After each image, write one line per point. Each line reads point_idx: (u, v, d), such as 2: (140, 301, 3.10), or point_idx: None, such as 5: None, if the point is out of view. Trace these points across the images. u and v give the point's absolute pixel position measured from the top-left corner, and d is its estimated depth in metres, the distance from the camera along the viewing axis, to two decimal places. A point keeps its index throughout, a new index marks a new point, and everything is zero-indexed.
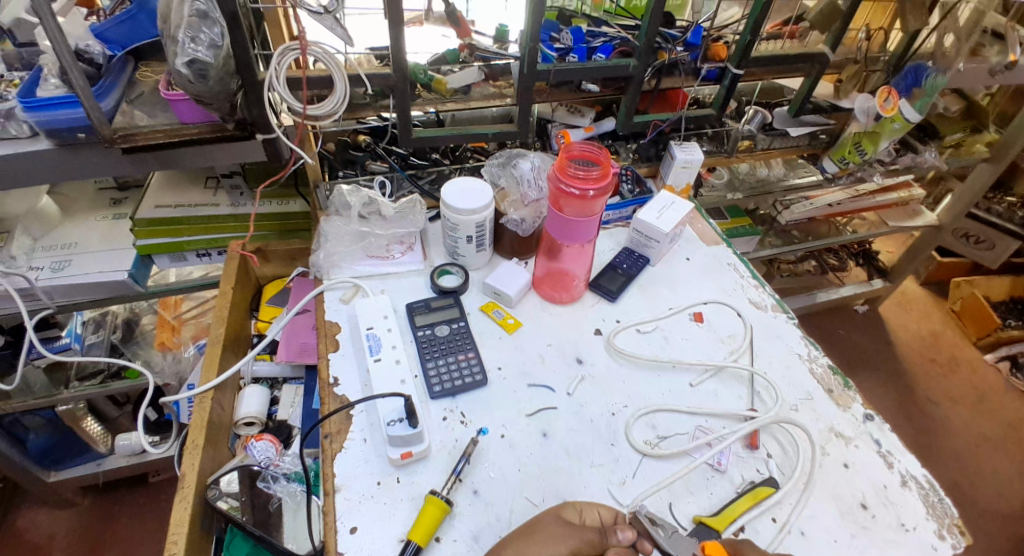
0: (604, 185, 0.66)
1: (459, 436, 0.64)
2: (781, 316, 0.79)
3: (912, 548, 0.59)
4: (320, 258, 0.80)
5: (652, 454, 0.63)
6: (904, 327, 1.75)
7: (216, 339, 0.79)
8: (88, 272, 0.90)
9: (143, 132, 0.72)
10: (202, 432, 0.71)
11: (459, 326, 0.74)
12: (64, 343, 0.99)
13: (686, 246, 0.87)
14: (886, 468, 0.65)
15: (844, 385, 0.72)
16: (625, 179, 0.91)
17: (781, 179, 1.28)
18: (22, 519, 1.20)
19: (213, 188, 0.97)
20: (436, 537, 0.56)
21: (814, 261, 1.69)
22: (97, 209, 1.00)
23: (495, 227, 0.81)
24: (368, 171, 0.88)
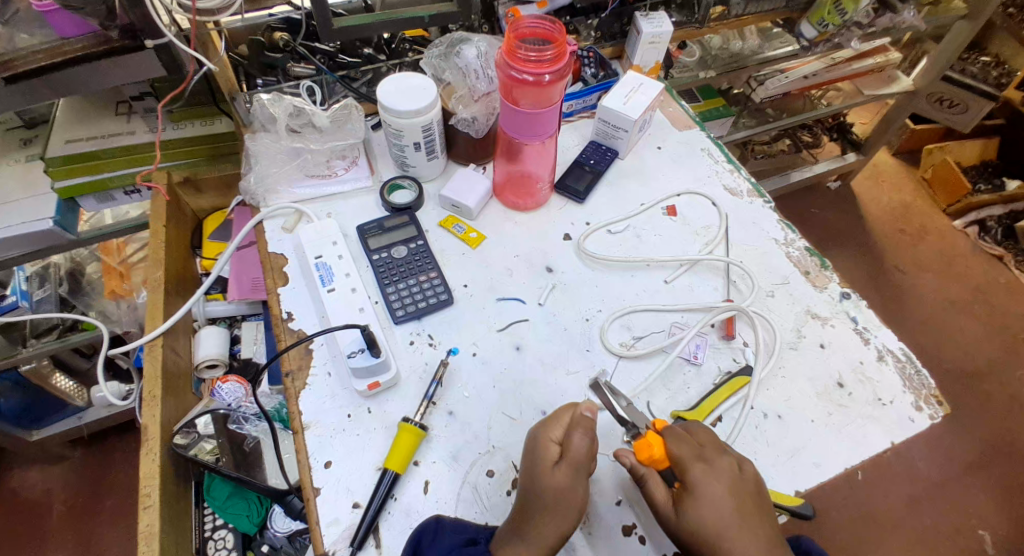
0: (561, 67, 0.58)
1: (429, 359, 0.61)
2: (758, 201, 0.74)
3: (888, 421, 0.59)
4: (251, 184, 0.72)
5: (628, 355, 0.61)
6: (876, 201, 1.74)
7: (155, 285, 0.72)
8: (10, 224, 0.80)
9: (19, 58, 0.61)
10: (158, 382, 0.66)
11: (418, 245, 0.68)
12: (11, 302, 0.92)
13: (657, 133, 0.80)
14: (863, 345, 0.64)
15: (821, 266, 0.69)
16: (586, 61, 0.81)
17: (755, 52, 1.20)
18: (14, 479, 1.19)
19: (125, 114, 0.84)
20: (414, 461, 0.54)
21: (789, 139, 1.62)
22: (6, 152, 0.86)
23: (445, 130, 0.72)
24: (291, 75, 0.77)
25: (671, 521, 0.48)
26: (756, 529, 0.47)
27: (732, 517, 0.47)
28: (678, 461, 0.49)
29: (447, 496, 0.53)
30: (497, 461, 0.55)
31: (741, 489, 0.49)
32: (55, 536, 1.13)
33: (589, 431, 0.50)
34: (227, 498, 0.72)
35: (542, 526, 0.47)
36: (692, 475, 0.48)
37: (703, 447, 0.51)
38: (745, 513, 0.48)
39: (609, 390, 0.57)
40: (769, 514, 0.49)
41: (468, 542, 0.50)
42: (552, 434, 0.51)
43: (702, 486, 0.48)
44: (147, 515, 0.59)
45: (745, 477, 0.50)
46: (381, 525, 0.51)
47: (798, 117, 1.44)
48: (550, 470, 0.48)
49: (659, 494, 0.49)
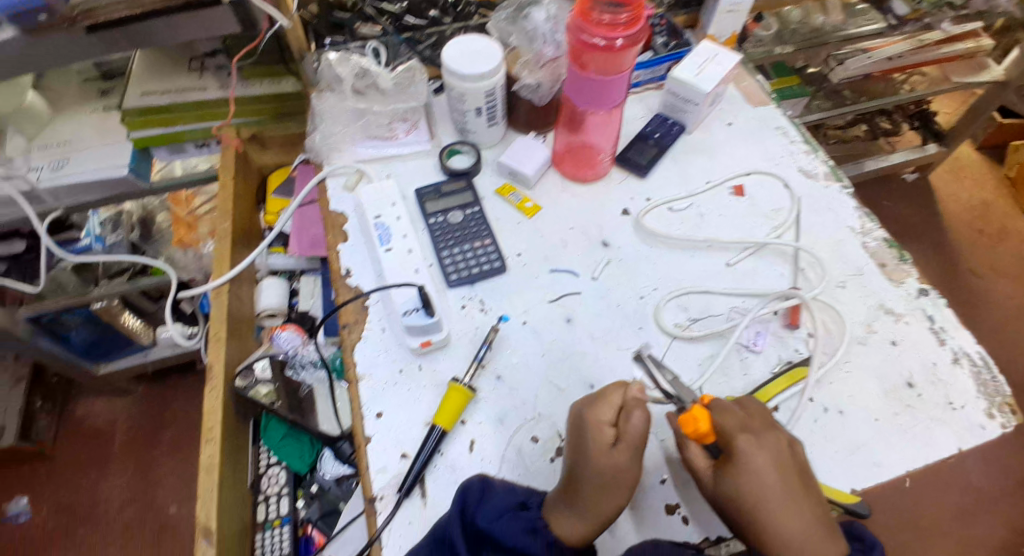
0: (635, 32, 0.55)
1: (480, 324, 0.61)
2: (834, 186, 0.70)
3: (957, 426, 0.56)
4: (316, 141, 0.73)
5: (682, 336, 0.60)
6: (954, 197, 1.62)
7: (223, 237, 0.75)
8: (88, 170, 0.85)
9: (105, 7, 0.64)
10: (224, 325, 0.70)
11: (474, 211, 0.68)
12: (86, 244, 0.98)
13: (728, 108, 0.77)
14: (937, 345, 0.60)
15: (899, 259, 0.65)
16: (660, 30, 0.78)
17: (838, 29, 1.12)
18: (84, 408, 1.28)
19: (198, 71, 0.86)
20: (461, 420, 0.55)
21: (865, 125, 1.53)
22: (86, 101, 0.91)
23: (508, 96, 0.71)
24: (358, 36, 0.77)
25: (710, 487, 0.48)
26: (801, 506, 0.45)
27: (775, 491, 0.45)
28: (722, 433, 0.48)
29: (491, 456, 0.54)
30: (543, 428, 0.55)
31: (787, 465, 0.46)
32: (116, 463, 1.22)
33: (645, 411, 0.48)
34: (282, 438, 0.75)
35: (598, 503, 0.46)
36: (735, 446, 0.47)
37: (750, 419, 0.49)
38: (790, 487, 0.45)
39: (653, 362, 0.58)
40: (817, 494, 0.47)
41: (520, 506, 0.49)
42: (603, 416, 0.49)
43: (745, 457, 0.46)
44: (209, 448, 0.63)
45: (794, 455, 0.47)
46: (427, 476, 0.52)
47: (880, 101, 1.33)
48: (607, 453, 0.47)
49: (699, 462, 0.49)
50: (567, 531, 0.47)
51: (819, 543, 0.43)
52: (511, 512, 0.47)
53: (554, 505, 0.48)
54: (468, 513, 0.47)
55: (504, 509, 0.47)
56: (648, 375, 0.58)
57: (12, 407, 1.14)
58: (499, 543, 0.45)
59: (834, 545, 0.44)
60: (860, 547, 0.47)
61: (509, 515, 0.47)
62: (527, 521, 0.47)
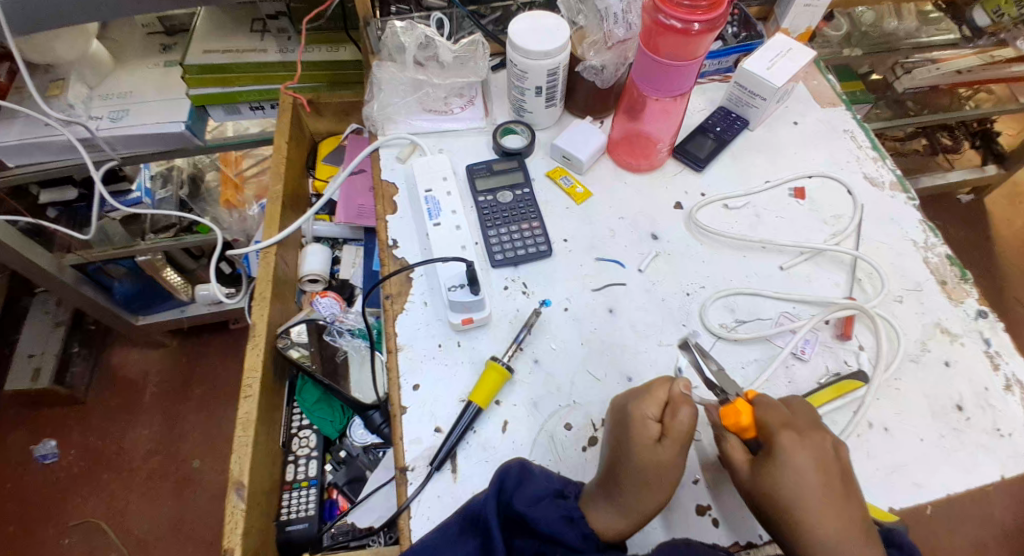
0: (714, 17, 0.53)
1: (521, 307, 0.61)
2: (900, 196, 0.67)
3: (1004, 454, 0.54)
4: (373, 110, 0.74)
5: (728, 337, 0.58)
6: (1010, 222, 1.55)
7: (275, 197, 0.76)
8: (146, 123, 0.86)
9: None
10: (270, 285, 0.71)
11: (524, 193, 0.67)
12: (136, 197, 1.01)
13: (795, 106, 0.74)
14: (990, 370, 0.58)
15: (961, 277, 0.62)
16: (730, 18, 0.75)
17: (910, 35, 1.08)
18: (117, 357, 1.33)
19: (259, 32, 0.88)
20: (496, 400, 0.56)
21: (925, 139, 1.50)
22: (148, 55, 0.92)
23: (569, 77, 0.70)
24: (423, 6, 0.76)
25: (746, 482, 0.47)
26: (842, 510, 0.44)
27: (815, 490, 0.44)
28: (763, 428, 0.47)
29: (524, 439, 0.54)
30: (576, 416, 0.55)
31: (829, 467, 0.45)
32: (144, 414, 1.26)
33: (694, 409, 0.47)
34: (315, 402, 0.77)
35: (639, 498, 0.46)
36: (776, 441, 0.46)
37: (795, 418, 0.48)
38: (830, 488, 0.44)
39: (700, 351, 0.57)
40: (859, 501, 0.45)
41: (558, 494, 0.48)
42: (648, 410, 0.48)
43: (785, 453, 0.45)
44: (247, 403, 0.64)
45: (839, 459, 0.46)
46: (459, 452, 0.53)
47: (944, 116, 1.28)
48: (651, 448, 0.46)
49: (737, 456, 0.49)
50: (607, 524, 0.47)
51: (858, 549, 0.42)
52: (550, 499, 0.47)
53: (592, 498, 0.48)
54: (504, 497, 0.46)
55: (541, 496, 0.47)
56: (693, 363, 0.57)
57: (51, 351, 1.20)
58: (536, 529, 0.45)
59: (874, 552, 0.42)
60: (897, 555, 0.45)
61: (548, 501, 0.47)
62: (565, 509, 0.46)
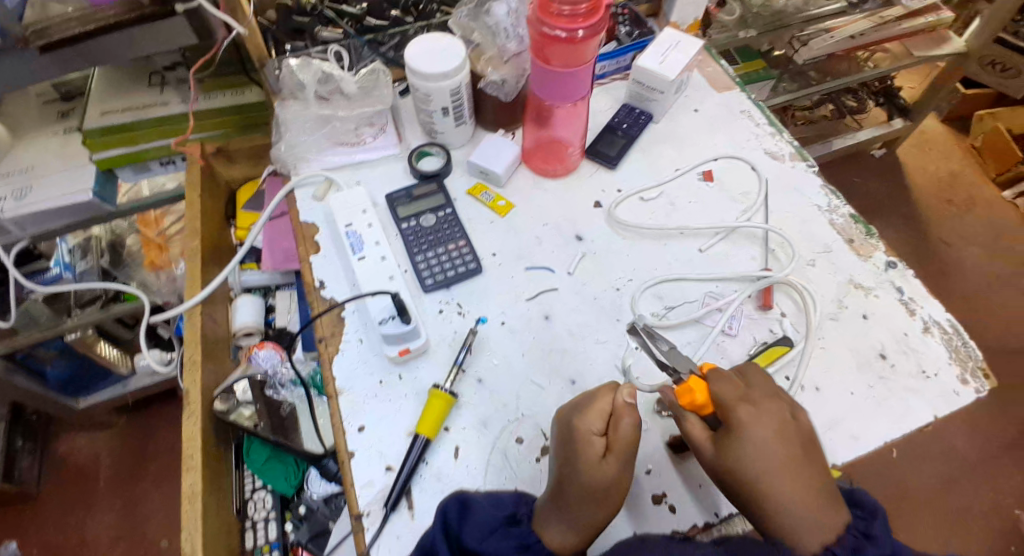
0: (595, 23, 0.55)
1: (458, 328, 0.61)
2: (800, 165, 0.71)
3: (932, 393, 0.57)
4: (281, 151, 0.72)
5: (660, 325, 0.60)
6: (922, 169, 1.65)
7: (193, 254, 0.74)
8: (52, 196, 0.81)
9: (55, 24, 0.62)
10: (198, 347, 0.69)
11: (447, 213, 0.67)
12: (55, 274, 0.95)
13: (694, 95, 0.77)
14: (908, 316, 0.61)
15: (866, 234, 0.66)
16: (622, 20, 0.78)
17: (801, 9, 1.13)
18: (65, 445, 1.25)
19: (159, 85, 0.83)
20: (445, 427, 0.55)
21: (832, 105, 1.55)
22: (45, 125, 0.87)
23: (473, 94, 0.71)
24: (319, 40, 0.77)
25: (707, 458, 0.48)
26: (806, 478, 0.45)
27: (778, 460, 0.45)
28: (721, 405, 0.49)
29: (477, 462, 0.54)
30: (526, 428, 0.55)
31: (789, 435, 0.47)
32: (102, 499, 1.20)
33: (635, 417, 0.49)
34: (265, 461, 0.76)
35: (589, 514, 0.46)
36: (736, 417, 0.47)
37: (750, 394, 0.50)
38: (793, 455, 0.46)
39: (647, 333, 0.59)
40: (820, 460, 0.48)
41: (510, 520, 0.48)
42: (592, 425, 0.49)
43: (746, 427, 0.47)
44: (190, 475, 0.62)
45: (797, 425, 0.48)
46: (413, 488, 0.52)
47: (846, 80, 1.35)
48: (597, 463, 0.47)
49: (697, 433, 0.49)
50: (560, 545, 0.46)
51: (822, 513, 0.44)
52: (501, 529, 0.46)
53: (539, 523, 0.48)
54: (451, 532, 0.46)
55: (494, 526, 0.46)
56: (642, 346, 0.59)
57: None
58: None
59: (834, 512, 0.44)
60: (860, 513, 0.46)
61: (500, 532, 0.46)
62: (520, 538, 0.46)
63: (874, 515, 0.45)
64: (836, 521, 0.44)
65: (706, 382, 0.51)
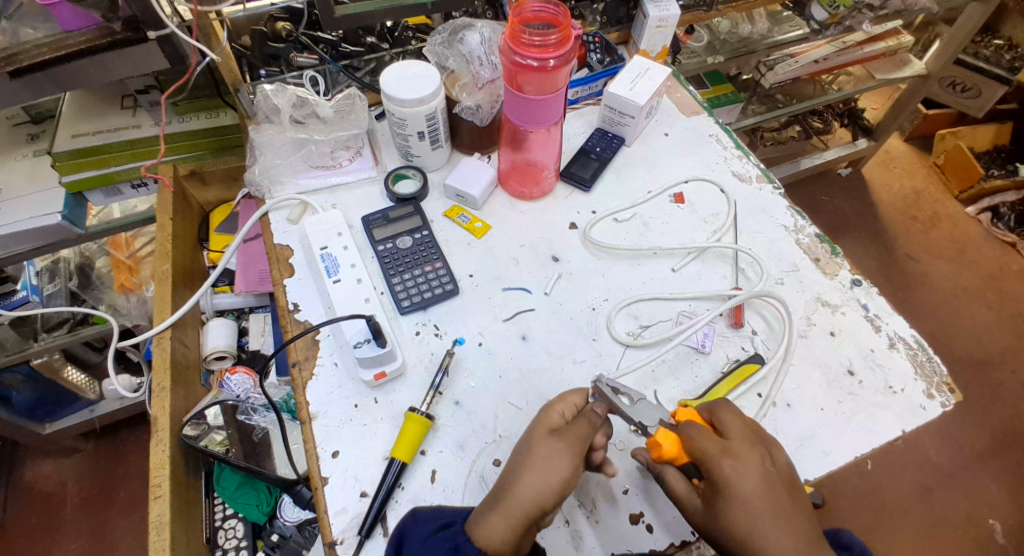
0: (565, 52, 0.57)
1: (435, 349, 0.61)
2: (767, 187, 0.74)
3: (899, 408, 0.58)
4: (256, 174, 0.72)
5: (635, 344, 0.61)
6: (887, 187, 1.71)
7: (164, 279, 0.73)
8: (17, 219, 0.79)
9: (25, 51, 0.61)
10: (167, 373, 0.67)
11: (423, 235, 0.68)
12: (22, 296, 0.91)
13: (664, 119, 0.80)
14: (873, 332, 0.63)
15: (832, 253, 0.68)
16: (593, 47, 0.81)
17: (765, 36, 1.17)
18: (30, 471, 1.20)
19: (132, 109, 0.83)
20: (421, 451, 0.55)
21: (798, 126, 1.60)
22: (14, 148, 0.85)
23: (449, 119, 0.72)
24: (294, 66, 0.76)
25: (698, 516, 0.48)
26: (791, 526, 0.46)
27: (768, 513, 0.46)
28: (703, 460, 0.48)
29: (454, 486, 0.53)
30: (504, 450, 0.55)
31: (772, 485, 0.47)
32: (68, 528, 1.15)
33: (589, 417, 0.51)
34: (237, 488, 0.75)
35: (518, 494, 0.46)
36: (720, 472, 0.47)
37: (733, 439, 0.49)
38: (779, 508, 0.47)
39: (611, 390, 0.55)
40: (801, 502, 0.48)
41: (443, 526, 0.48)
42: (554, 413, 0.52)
43: (732, 484, 0.47)
44: (158, 505, 0.61)
45: (777, 468, 0.49)
46: (389, 514, 0.51)
47: (811, 102, 1.41)
48: (545, 439, 0.49)
49: (679, 488, 0.49)
50: (487, 532, 0.45)
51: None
52: (433, 537, 0.46)
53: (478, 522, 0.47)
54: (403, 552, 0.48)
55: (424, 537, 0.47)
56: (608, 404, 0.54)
57: None
58: None
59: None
60: None
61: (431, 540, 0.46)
62: (449, 541, 0.45)
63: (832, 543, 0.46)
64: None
65: (682, 438, 0.50)
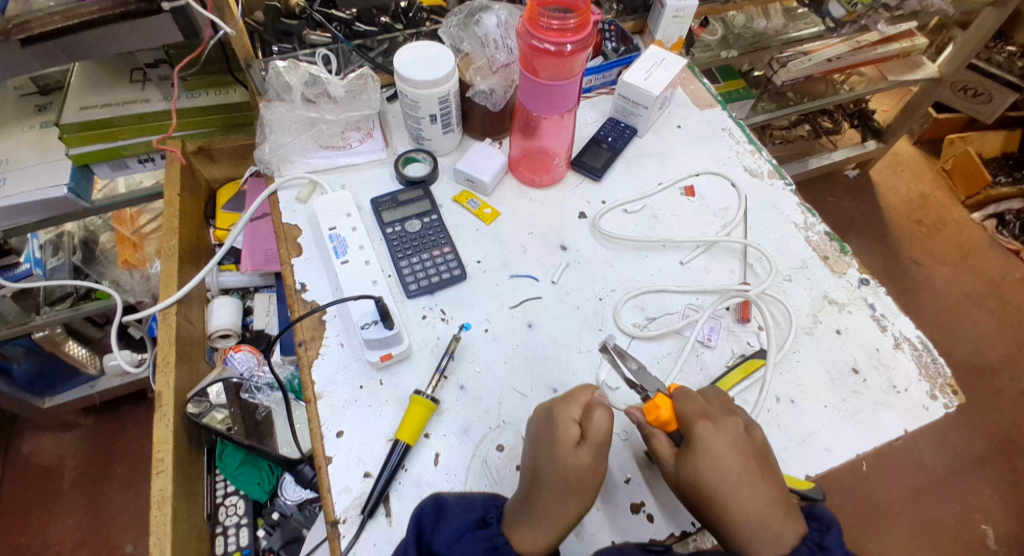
0: (583, 38, 0.57)
1: (441, 334, 0.61)
2: (778, 183, 0.73)
3: (902, 408, 0.59)
4: (266, 152, 0.72)
5: (640, 336, 0.61)
6: (894, 191, 1.70)
7: (170, 255, 0.73)
8: (23, 190, 0.79)
9: (37, 18, 0.60)
10: (172, 348, 0.68)
11: (431, 220, 0.67)
12: (25, 269, 0.91)
13: (677, 111, 0.79)
14: (879, 332, 0.63)
15: (841, 251, 0.68)
16: (609, 35, 0.80)
17: (779, 32, 1.16)
18: (29, 444, 1.21)
19: (140, 82, 0.82)
20: (425, 433, 0.55)
21: (808, 125, 1.60)
22: (21, 119, 0.85)
23: (461, 104, 0.71)
24: (307, 44, 0.76)
25: (672, 475, 0.49)
26: (756, 489, 0.47)
27: (735, 473, 0.47)
28: (682, 420, 0.50)
29: (457, 470, 0.53)
30: (507, 436, 0.55)
31: (744, 451, 0.48)
32: (66, 502, 1.15)
33: (608, 411, 0.50)
34: (238, 465, 0.75)
35: (563, 507, 0.47)
36: (694, 429, 0.49)
37: (709, 406, 0.51)
38: (747, 472, 0.47)
39: (617, 353, 0.57)
40: (774, 473, 0.49)
41: (478, 522, 0.49)
42: (570, 414, 0.50)
43: (702, 441, 0.48)
44: (160, 479, 0.61)
45: (752, 440, 0.49)
46: (391, 494, 0.52)
47: (821, 101, 1.40)
48: (570, 451, 0.48)
49: (662, 448, 0.50)
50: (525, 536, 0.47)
51: (771, 529, 0.46)
52: (470, 532, 0.47)
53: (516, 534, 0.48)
54: (425, 539, 0.47)
55: (462, 531, 0.47)
56: (613, 364, 0.57)
57: None
58: None
59: (782, 524, 0.46)
60: (817, 526, 0.49)
61: (468, 535, 0.47)
62: (487, 540, 0.47)
63: (817, 534, 0.47)
64: (781, 543, 0.45)
65: (672, 399, 0.52)
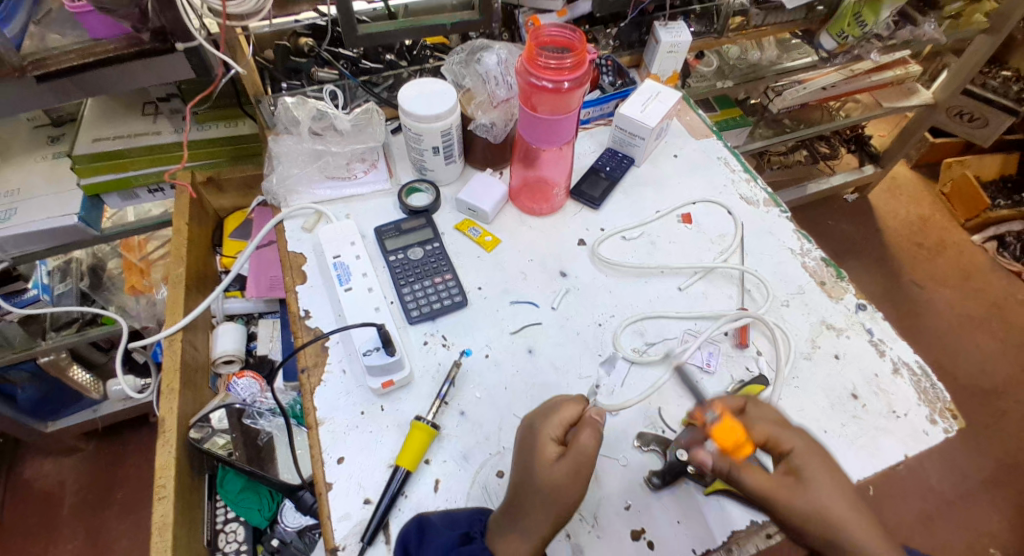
0: (580, 75, 0.59)
1: (442, 360, 0.61)
2: (773, 210, 0.75)
3: (903, 433, 0.59)
4: (273, 183, 0.74)
5: (640, 361, 0.61)
6: (893, 214, 1.72)
7: (177, 282, 0.74)
8: (35, 219, 0.81)
9: (54, 56, 0.63)
10: (177, 375, 0.69)
11: (433, 247, 0.69)
12: (32, 295, 0.92)
13: (674, 141, 0.82)
14: (877, 356, 0.63)
15: (837, 277, 0.69)
16: (606, 70, 0.84)
17: (774, 62, 1.19)
18: (30, 469, 1.21)
19: (151, 114, 0.85)
20: (425, 459, 0.55)
21: (805, 150, 1.62)
22: (34, 150, 0.87)
23: (463, 135, 0.74)
24: (315, 80, 0.79)
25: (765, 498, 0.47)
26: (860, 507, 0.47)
27: (841, 494, 0.47)
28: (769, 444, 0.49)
29: (456, 495, 0.54)
30: (507, 462, 0.55)
31: (844, 478, 0.48)
32: (65, 528, 1.15)
33: (594, 429, 0.49)
34: (239, 492, 0.75)
35: (540, 520, 0.47)
36: (790, 454, 0.48)
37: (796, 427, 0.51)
38: (853, 502, 0.47)
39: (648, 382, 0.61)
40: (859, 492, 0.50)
41: (462, 538, 0.50)
42: (551, 431, 0.50)
43: (805, 466, 0.48)
44: (162, 506, 0.62)
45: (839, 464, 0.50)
46: (391, 521, 0.52)
47: (817, 128, 1.42)
48: (549, 467, 0.48)
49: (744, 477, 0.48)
50: (510, 548, 0.47)
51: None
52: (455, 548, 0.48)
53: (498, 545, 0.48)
54: None
55: (448, 547, 0.48)
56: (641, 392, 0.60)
57: None
58: None
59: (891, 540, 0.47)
60: None
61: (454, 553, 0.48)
62: None
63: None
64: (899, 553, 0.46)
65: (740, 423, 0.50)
